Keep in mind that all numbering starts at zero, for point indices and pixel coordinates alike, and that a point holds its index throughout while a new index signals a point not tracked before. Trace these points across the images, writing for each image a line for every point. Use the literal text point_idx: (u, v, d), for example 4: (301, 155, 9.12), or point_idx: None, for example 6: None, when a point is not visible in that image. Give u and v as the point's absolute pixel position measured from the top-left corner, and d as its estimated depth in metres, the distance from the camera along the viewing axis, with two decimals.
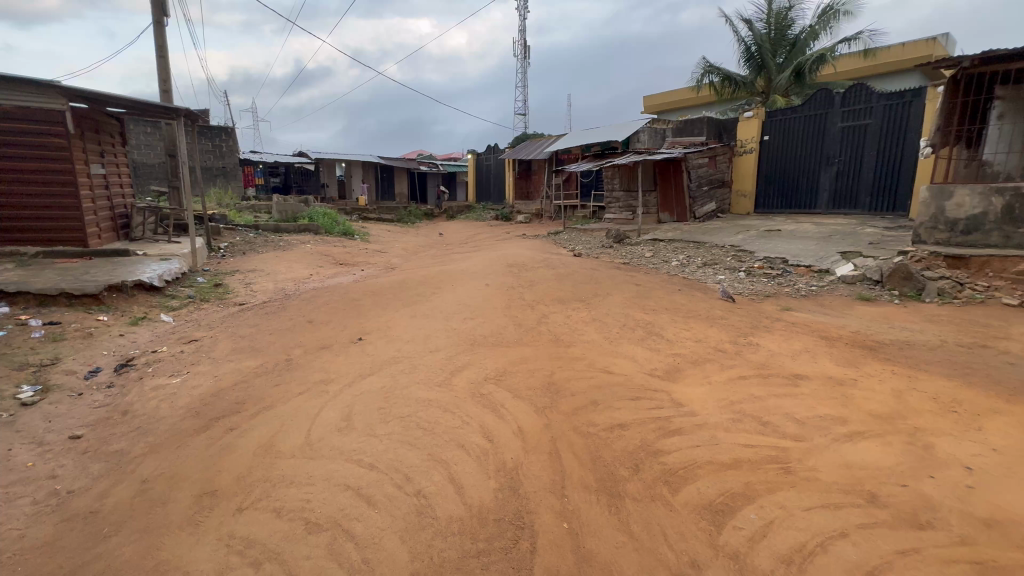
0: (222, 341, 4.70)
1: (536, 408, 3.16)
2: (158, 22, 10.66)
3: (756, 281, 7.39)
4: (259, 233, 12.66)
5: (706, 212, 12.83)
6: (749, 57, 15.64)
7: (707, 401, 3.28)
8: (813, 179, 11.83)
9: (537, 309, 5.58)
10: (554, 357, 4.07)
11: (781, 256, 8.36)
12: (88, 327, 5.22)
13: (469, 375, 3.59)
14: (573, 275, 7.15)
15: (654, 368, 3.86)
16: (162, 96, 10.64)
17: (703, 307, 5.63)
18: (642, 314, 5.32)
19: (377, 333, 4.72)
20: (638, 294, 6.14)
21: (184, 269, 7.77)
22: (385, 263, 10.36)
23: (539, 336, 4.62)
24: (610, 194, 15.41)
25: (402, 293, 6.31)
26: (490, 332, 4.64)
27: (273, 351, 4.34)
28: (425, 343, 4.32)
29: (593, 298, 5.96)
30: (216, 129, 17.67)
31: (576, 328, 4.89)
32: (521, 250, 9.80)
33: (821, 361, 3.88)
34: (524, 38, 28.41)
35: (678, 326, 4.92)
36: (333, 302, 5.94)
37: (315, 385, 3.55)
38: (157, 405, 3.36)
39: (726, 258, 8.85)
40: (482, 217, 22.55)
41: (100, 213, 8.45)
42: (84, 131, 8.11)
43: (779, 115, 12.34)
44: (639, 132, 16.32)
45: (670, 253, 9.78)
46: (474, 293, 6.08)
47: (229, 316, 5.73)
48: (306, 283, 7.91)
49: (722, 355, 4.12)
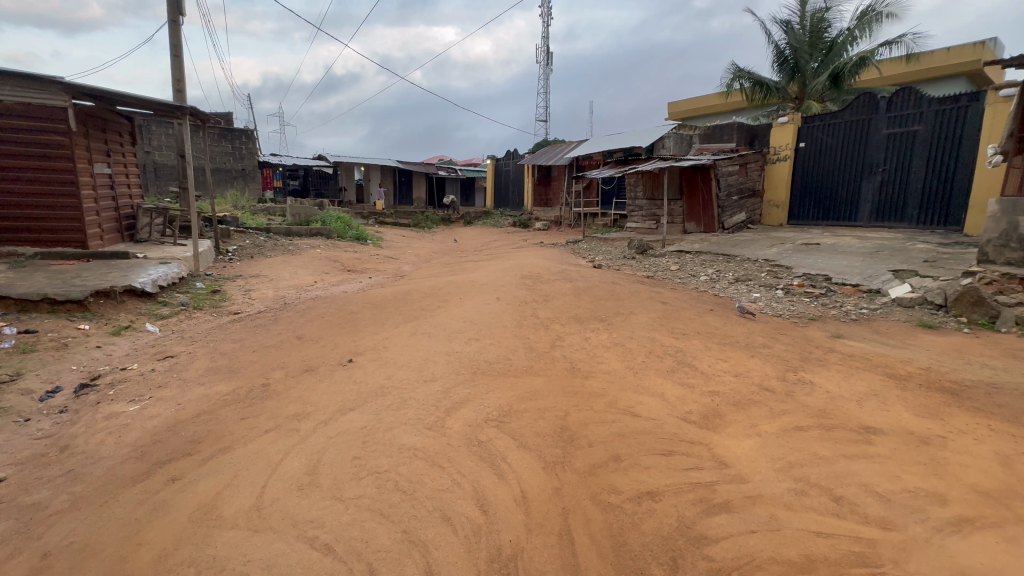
0: (199, 359, 4.22)
1: (546, 465, 2.57)
2: (174, 22, 10.52)
3: (796, 301, 6.67)
4: (270, 237, 12.39)
5: (736, 222, 12.05)
6: (782, 61, 14.84)
7: (759, 462, 2.63)
8: (854, 189, 10.97)
9: (552, 329, 4.98)
10: (568, 393, 3.47)
11: (822, 273, 7.61)
12: (65, 337, 4.86)
13: (467, 414, 3.03)
14: (592, 290, 6.56)
15: (688, 412, 3.24)
16: (176, 96, 10.47)
17: (740, 331, 4.96)
18: (669, 339, 4.67)
19: (370, 354, 4.20)
20: (665, 314, 5.50)
21: (183, 274, 7.44)
22: (395, 270, 9.91)
23: (551, 364, 4.02)
24: (632, 202, 14.74)
25: (406, 307, 5.80)
26: (496, 357, 4.06)
27: (252, 373, 3.86)
28: (420, 370, 3.76)
29: (614, 318, 5.35)
30: (237, 131, 17.64)
31: (594, 356, 4.28)
32: (537, 260, 9.23)
33: (895, 410, 3.18)
34: (546, 45, 28.05)
35: (714, 356, 4.26)
36: (329, 315, 5.45)
37: (288, 420, 3.03)
38: (101, 440, 2.88)
39: (760, 274, 8.13)
40: (500, 224, 22.09)
41: (103, 214, 8.21)
42: (89, 129, 7.88)
43: (817, 120, 11.53)
44: (664, 138, 15.63)
45: (698, 266, 9.09)
46: (483, 308, 5.52)
47: (216, 328, 5.28)
48: (308, 291, 7.48)
49: (770, 397, 3.46)
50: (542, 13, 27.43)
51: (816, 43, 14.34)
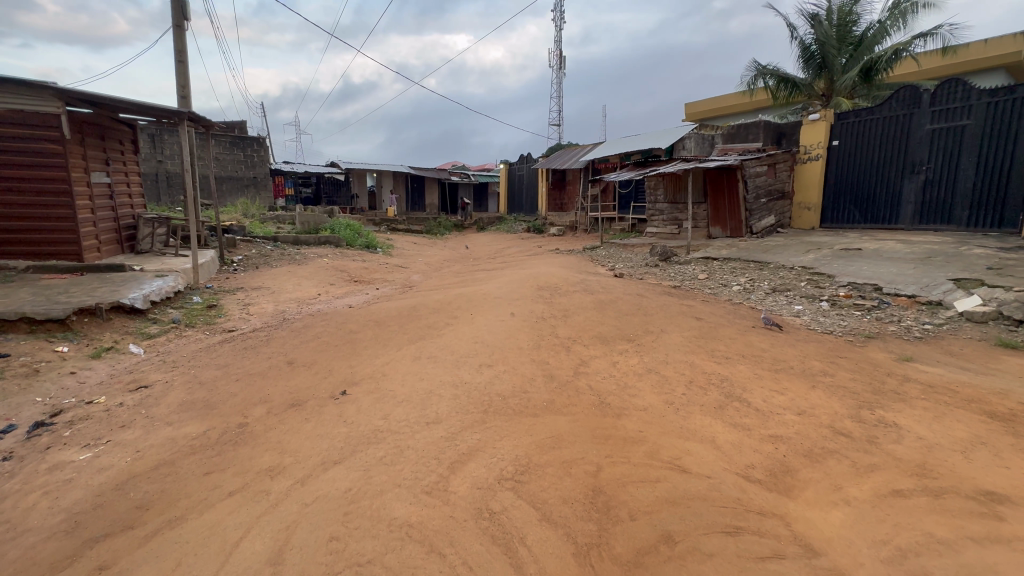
0: (174, 390, 3.73)
1: (574, 551, 2.01)
2: (179, 26, 10.28)
3: (846, 315, 5.97)
4: (278, 246, 12.03)
5: (765, 226, 11.22)
6: (808, 57, 14.05)
7: (857, 548, 2.02)
8: (895, 189, 10.15)
9: (574, 352, 4.38)
10: (599, 439, 2.87)
11: (871, 282, 6.88)
12: (38, 363, 4.42)
13: (476, 472, 2.46)
14: (616, 303, 5.97)
15: (750, 466, 2.62)
16: (181, 102, 10.18)
17: (791, 354, 4.31)
18: (710, 365, 4.03)
19: (367, 385, 3.66)
20: (701, 332, 4.88)
21: (180, 287, 7.04)
22: (404, 280, 9.44)
23: (576, 399, 3.42)
24: (652, 206, 14.11)
25: (411, 324, 5.28)
26: (510, 390, 3.48)
27: (230, 409, 3.34)
28: (422, 408, 3.20)
29: (644, 339, 4.72)
30: (249, 139, 17.45)
31: (625, 387, 3.67)
32: (553, 269, 8.68)
33: (1016, 468, 2.51)
34: (559, 49, 27.62)
35: (767, 388, 3.60)
36: (326, 335, 4.93)
37: (258, 477, 2.49)
38: (32, 505, 2.37)
39: (800, 283, 7.42)
40: (513, 230, 21.58)
41: (101, 225, 7.88)
42: (85, 137, 7.56)
43: (852, 116, 10.75)
44: (684, 139, 15.07)
45: (728, 275, 8.41)
46: (495, 326, 4.96)
47: (203, 350, 4.81)
48: (310, 305, 7.01)
49: (848, 446, 2.81)
50: (555, 17, 27.09)
51: (844, 38, 13.56)
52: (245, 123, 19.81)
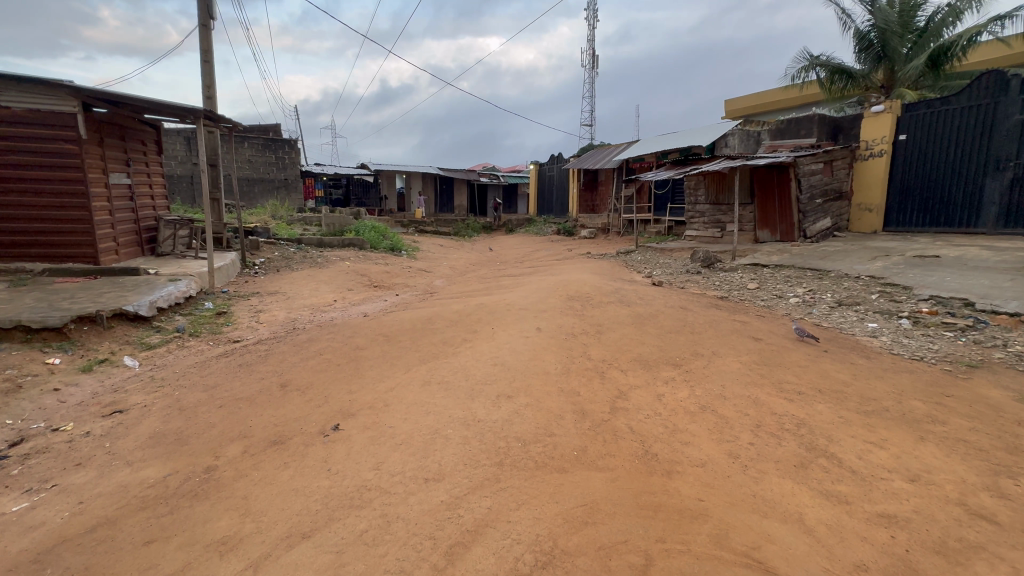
0: (149, 416, 3.27)
1: None
2: (204, 26, 10.15)
3: (933, 337, 5.03)
4: (301, 248, 11.80)
5: (820, 229, 10.18)
6: (866, 46, 12.75)
7: None
8: (975, 189, 8.94)
9: (610, 380, 3.71)
10: (646, 510, 2.20)
11: (959, 296, 5.87)
12: (24, 377, 4.08)
13: (482, 564, 1.84)
14: (657, 317, 5.25)
15: (861, 569, 1.91)
16: (206, 102, 10.04)
17: (881, 389, 3.50)
18: (779, 403, 3.27)
19: (365, 419, 3.11)
20: (762, 357, 4.10)
21: (193, 291, 6.74)
22: (426, 285, 8.97)
23: (614, 447, 2.75)
24: (692, 208, 13.18)
25: (426, 339, 4.73)
26: (532, 433, 2.84)
27: (201, 446, 2.84)
28: (422, 456, 2.60)
29: (693, 364, 3.99)
30: (280, 141, 17.50)
31: (675, 430, 2.97)
32: (585, 276, 7.99)
33: None
34: (592, 47, 26.88)
35: (860, 439, 2.83)
36: (329, 352, 4.43)
37: (205, 555, 1.96)
38: None
39: (870, 296, 6.46)
40: (543, 232, 20.94)
41: (120, 227, 7.73)
42: (103, 137, 7.40)
43: (923, 106, 9.56)
44: (727, 136, 14.02)
45: (783, 285, 7.48)
46: (518, 345, 4.33)
47: (198, 365, 4.39)
48: (323, 313, 6.58)
49: (996, 538, 2.03)
50: (588, 16, 26.40)
51: (907, 25, 12.26)
52: (278, 127, 19.99)
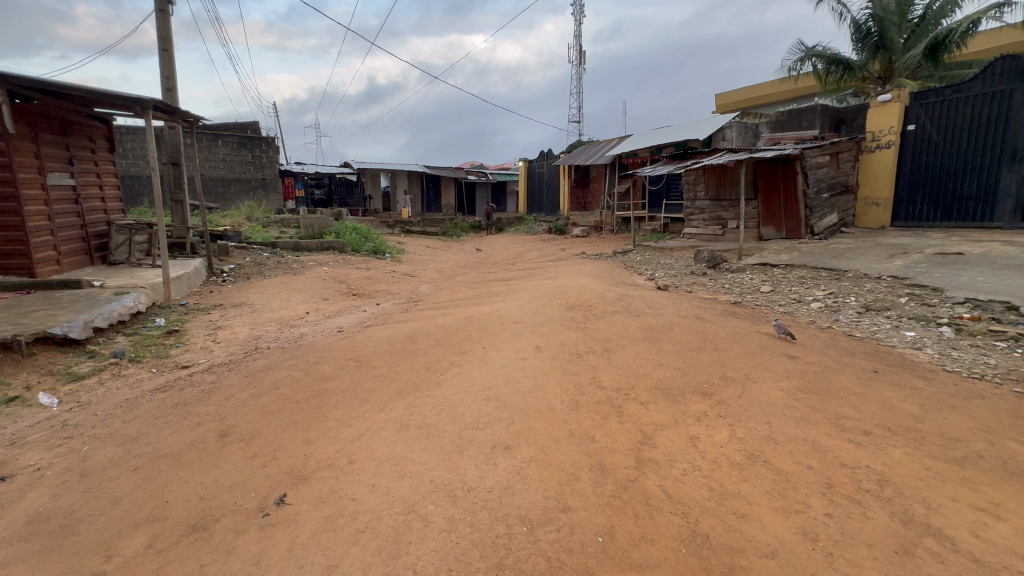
0: (41, 486, 2.52)
1: None
2: (162, 13, 9.27)
3: (986, 348, 4.42)
4: (276, 252, 10.97)
5: (827, 225, 9.61)
6: (862, 36, 12.20)
7: None
8: (991, 181, 8.41)
9: (630, 417, 3.01)
10: None
11: (1001, 299, 5.29)
12: None
13: None
14: (673, 330, 4.57)
15: None
16: (166, 94, 9.15)
17: (964, 426, 2.86)
18: (847, 450, 2.60)
19: (322, 486, 2.37)
20: (808, 382, 3.44)
21: (142, 307, 5.92)
22: (410, 292, 8.24)
23: (651, 528, 2.06)
24: (690, 204, 12.60)
25: (405, 364, 3.99)
26: (540, 508, 2.14)
27: (92, 540, 2.11)
28: (392, 556, 1.89)
29: (726, 394, 3.31)
30: (256, 139, 16.55)
31: (725, 495, 2.28)
32: (583, 280, 7.30)
33: None
34: (579, 43, 26.29)
35: (968, 505, 2.17)
36: (287, 383, 3.67)
37: None
38: None
39: (898, 299, 5.88)
40: (534, 231, 20.29)
41: (62, 234, 6.87)
42: (37, 133, 6.51)
43: (934, 94, 8.99)
44: (725, 129, 13.36)
45: (798, 288, 6.86)
46: (513, 371, 3.62)
47: (128, 403, 3.61)
48: (291, 329, 5.82)
49: None
50: (575, 11, 25.79)
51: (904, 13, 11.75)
52: (255, 124, 19.01)
